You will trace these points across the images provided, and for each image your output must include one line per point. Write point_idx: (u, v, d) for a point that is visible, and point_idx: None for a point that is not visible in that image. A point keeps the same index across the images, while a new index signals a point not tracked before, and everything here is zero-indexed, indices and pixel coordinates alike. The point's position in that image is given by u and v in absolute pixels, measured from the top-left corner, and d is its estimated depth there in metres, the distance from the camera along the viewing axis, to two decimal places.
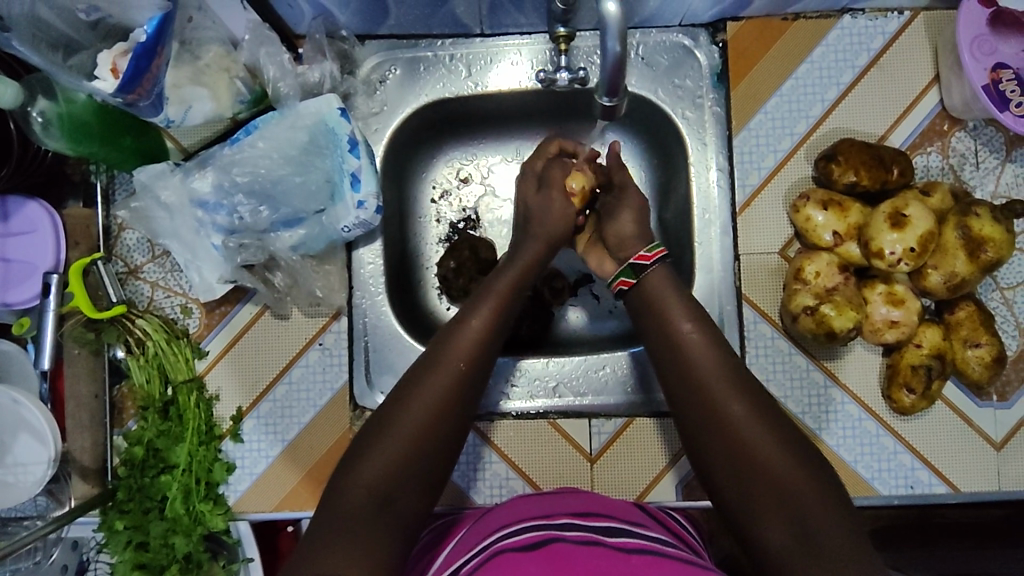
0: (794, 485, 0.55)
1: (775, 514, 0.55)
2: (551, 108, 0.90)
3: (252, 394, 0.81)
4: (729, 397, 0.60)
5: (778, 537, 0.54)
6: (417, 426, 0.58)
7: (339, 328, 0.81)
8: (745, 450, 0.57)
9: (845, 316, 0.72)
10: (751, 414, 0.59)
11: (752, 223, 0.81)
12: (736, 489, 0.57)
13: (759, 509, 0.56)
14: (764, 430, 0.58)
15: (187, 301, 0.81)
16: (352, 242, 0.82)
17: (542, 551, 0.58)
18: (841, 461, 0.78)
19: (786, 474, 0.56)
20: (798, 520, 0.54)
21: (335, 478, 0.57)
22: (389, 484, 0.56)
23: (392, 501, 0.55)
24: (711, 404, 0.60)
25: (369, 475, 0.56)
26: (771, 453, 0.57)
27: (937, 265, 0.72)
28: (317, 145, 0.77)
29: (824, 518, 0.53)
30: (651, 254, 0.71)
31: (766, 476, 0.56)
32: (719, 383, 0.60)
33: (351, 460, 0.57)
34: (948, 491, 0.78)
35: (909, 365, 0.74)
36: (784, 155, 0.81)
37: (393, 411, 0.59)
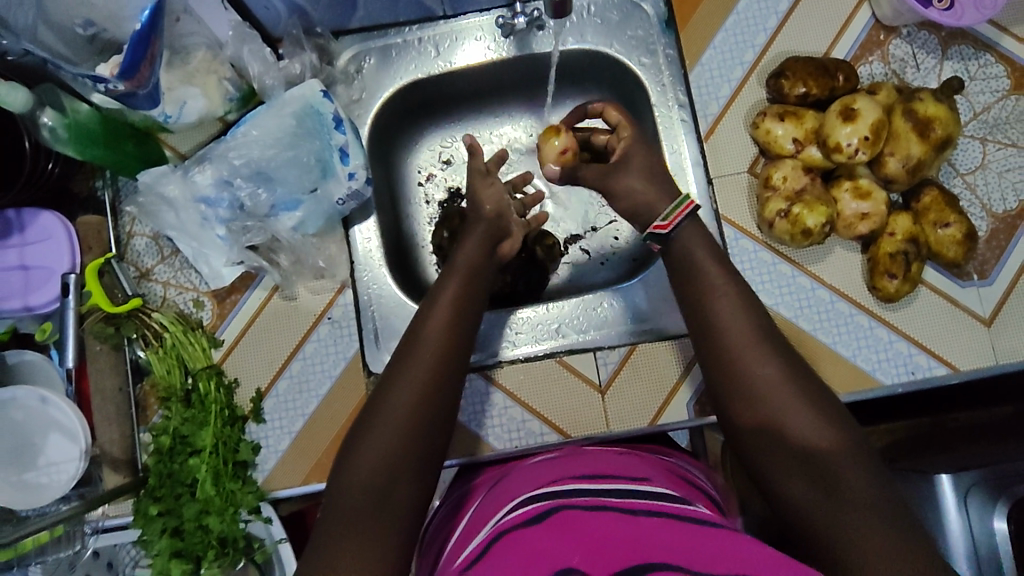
0: (805, 432, 0.53)
1: (786, 466, 0.53)
2: (517, 79, 0.97)
3: (269, 374, 0.84)
4: (733, 329, 0.59)
5: (799, 488, 0.52)
6: (416, 395, 0.58)
7: (345, 301, 0.85)
8: (753, 400, 0.56)
9: (816, 213, 0.77)
10: (761, 367, 0.57)
11: (717, 147, 0.87)
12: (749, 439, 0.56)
13: (772, 462, 0.54)
14: (771, 375, 0.56)
15: (198, 295, 0.85)
16: (348, 218, 0.87)
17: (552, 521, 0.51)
18: (843, 358, 0.81)
19: (794, 419, 0.54)
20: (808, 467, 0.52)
21: (345, 456, 0.56)
22: (393, 462, 0.54)
23: (400, 478, 0.54)
24: (714, 351, 0.60)
25: (374, 454, 0.55)
26: (777, 401, 0.55)
27: (893, 151, 0.77)
28: (305, 127, 0.82)
29: (838, 463, 0.51)
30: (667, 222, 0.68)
31: (772, 426, 0.54)
32: (716, 321, 0.60)
33: (357, 440, 0.56)
34: (947, 372, 0.81)
35: (887, 254, 0.78)
36: (738, 83, 0.87)
37: (393, 387, 0.59)
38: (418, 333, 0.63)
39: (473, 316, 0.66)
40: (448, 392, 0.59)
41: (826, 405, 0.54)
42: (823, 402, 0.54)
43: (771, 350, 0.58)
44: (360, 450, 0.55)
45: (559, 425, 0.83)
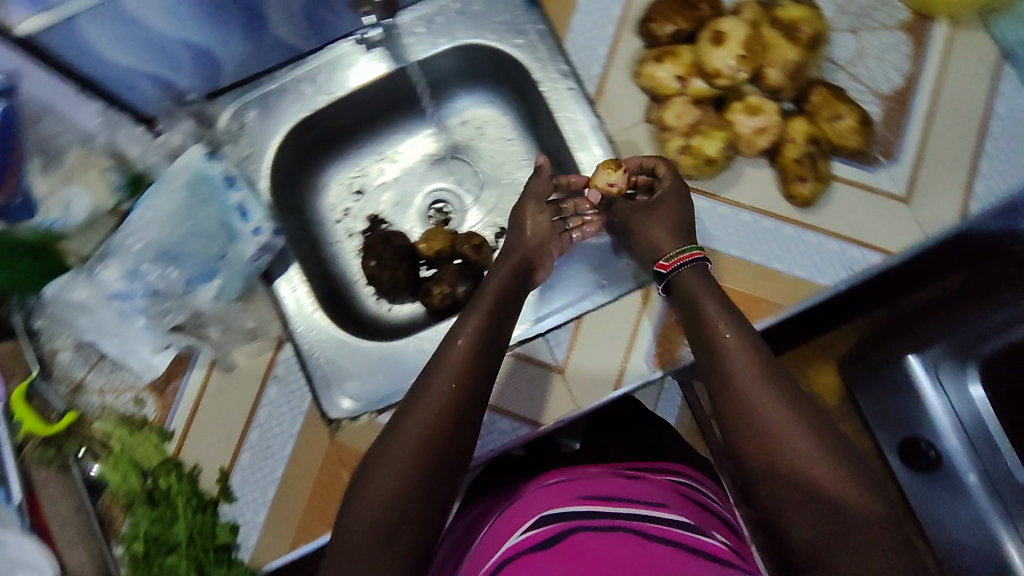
0: (814, 471, 0.52)
1: (792, 505, 0.52)
2: (405, 96, 1.00)
3: (229, 450, 0.81)
4: (745, 358, 0.59)
5: (802, 530, 0.51)
6: (428, 430, 0.56)
7: (286, 356, 0.83)
8: (761, 435, 0.54)
9: (714, 139, 0.78)
10: (771, 399, 0.56)
11: (610, 105, 0.88)
12: (758, 476, 0.54)
13: (781, 504, 0.53)
14: (782, 411, 0.55)
15: (137, 393, 0.82)
16: (270, 273, 0.85)
17: (560, 546, 0.57)
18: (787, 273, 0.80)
19: (802, 455, 0.53)
20: (820, 510, 0.51)
21: (354, 489, 0.57)
22: (397, 505, 0.54)
23: (403, 521, 0.54)
24: (724, 382, 0.58)
25: (378, 492, 0.55)
26: (787, 440, 0.53)
27: (771, 61, 0.77)
28: (200, 196, 0.81)
29: (851, 504, 0.51)
30: (670, 262, 0.70)
31: (781, 465, 0.53)
32: (727, 349, 0.60)
33: (367, 473, 0.56)
34: (882, 258, 0.81)
35: (794, 160, 0.79)
36: (612, 39, 0.89)
37: (405, 421, 0.57)
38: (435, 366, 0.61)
39: (492, 356, 0.63)
40: (450, 443, 0.57)
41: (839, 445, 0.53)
42: (836, 446, 0.53)
43: (778, 386, 0.57)
44: (366, 486, 0.55)
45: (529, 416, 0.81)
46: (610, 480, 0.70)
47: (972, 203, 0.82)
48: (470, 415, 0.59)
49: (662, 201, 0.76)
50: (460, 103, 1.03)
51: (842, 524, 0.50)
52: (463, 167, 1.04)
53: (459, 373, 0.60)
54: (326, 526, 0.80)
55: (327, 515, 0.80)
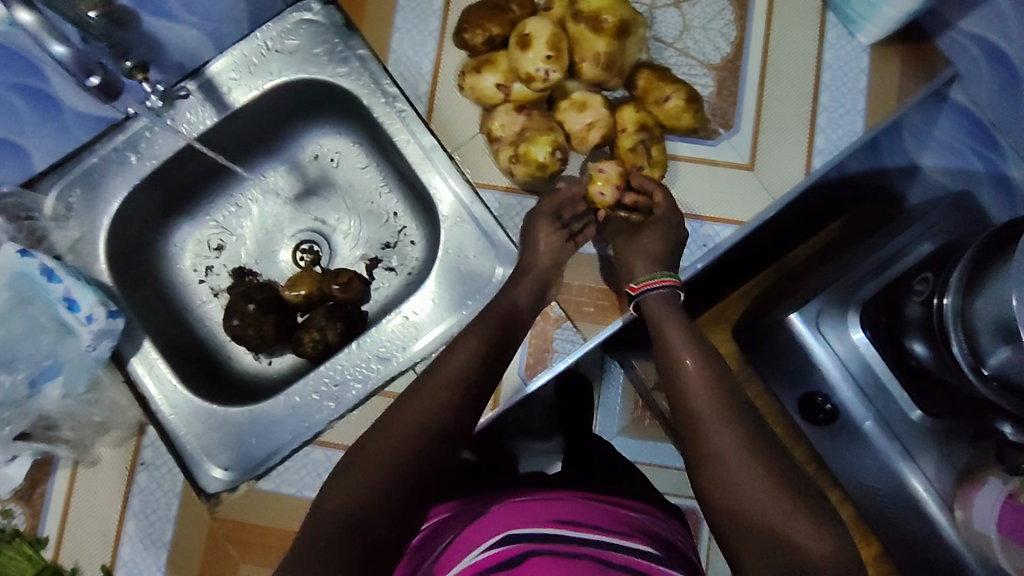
0: (768, 499, 0.57)
1: (744, 531, 0.57)
2: (246, 142, 0.95)
3: (108, 547, 0.78)
4: (708, 389, 0.63)
5: (753, 554, 0.56)
6: (410, 438, 0.60)
7: (150, 440, 0.80)
8: (720, 465, 0.59)
9: (540, 143, 0.76)
10: (726, 431, 0.60)
11: (443, 122, 0.85)
12: (716, 502, 0.59)
13: (733, 530, 0.58)
14: (739, 441, 0.60)
15: (4, 505, 0.79)
16: (121, 354, 0.82)
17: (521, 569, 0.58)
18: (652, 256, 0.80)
19: (766, 495, 0.57)
20: (767, 538, 0.56)
21: (329, 484, 0.59)
22: (371, 499, 0.57)
23: (372, 517, 0.56)
24: (689, 413, 0.63)
25: (355, 486, 0.57)
26: (754, 482, 0.57)
27: (582, 55, 0.76)
28: (24, 294, 0.77)
29: (797, 531, 0.55)
30: (640, 286, 0.74)
31: (737, 491, 0.58)
32: (691, 376, 0.65)
33: (347, 469, 0.59)
34: (737, 230, 0.79)
35: (628, 149, 0.78)
36: (435, 53, 0.86)
37: (389, 428, 0.61)
38: (427, 381, 0.65)
39: (485, 379, 0.67)
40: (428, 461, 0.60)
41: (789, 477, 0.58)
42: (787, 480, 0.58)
43: (737, 420, 0.61)
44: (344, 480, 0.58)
45: None
46: (579, 504, 0.69)
47: (815, 160, 0.80)
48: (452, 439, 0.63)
49: (647, 227, 0.78)
50: (309, 138, 0.99)
51: (788, 554, 0.55)
52: (325, 202, 1.00)
53: (451, 387, 0.64)
54: None
55: None
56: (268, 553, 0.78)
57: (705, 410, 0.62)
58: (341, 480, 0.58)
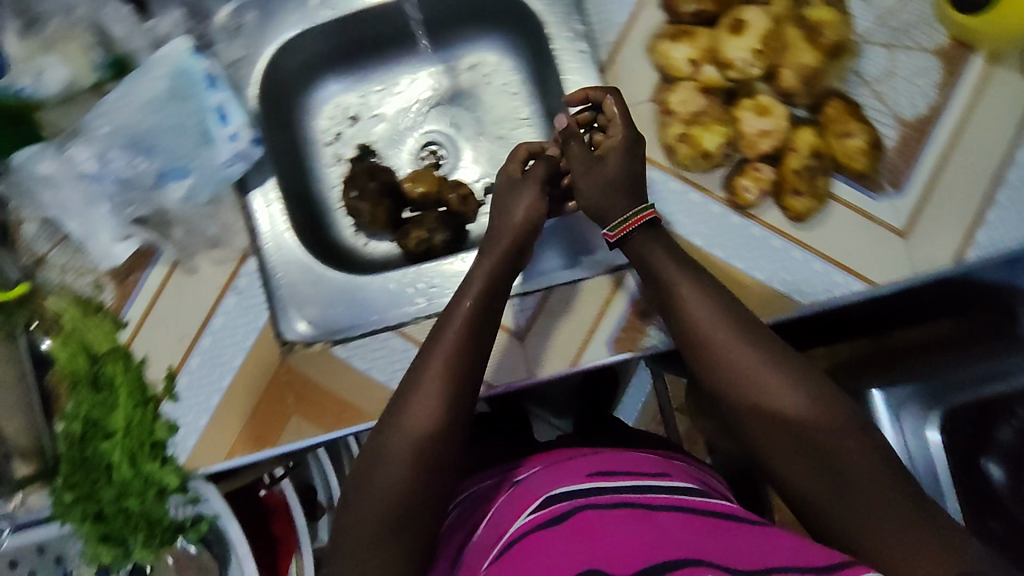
0: (815, 421, 0.58)
1: (795, 449, 0.58)
2: (416, 26, 0.96)
3: (179, 351, 0.82)
4: (738, 344, 0.61)
5: (800, 473, 0.58)
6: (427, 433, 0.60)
7: (249, 270, 0.82)
8: (758, 403, 0.60)
9: (713, 133, 0.75)
10: (757, 365, 0.60)
11: (620, 78, 0.82)
12: (757, 433, 0.60)
13: (780, 456, 0.59)
14: (772, 379, 0.59)
15: (98, 278, 0.82)
16: (246, 183, 0.83)
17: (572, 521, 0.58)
18: (676, 234, 0.79)
19: (814, 419, 0.58)
20: (817, 459, 0.57)
21: (358, 484, 0.60)
22: (405, 495, 0.58)
23: (415, 513, 0.58)
24: (712, 357, 0.62)
25: (388, 485, 0.58)
26: (796, 410, 0.58)
27: (788, 63, 0.73)
28: (179, 89, 0.78)
29: (847, 449, 0.57)
30: (615, 232, 0.70)
31: (783, 417, 0.59)
32: (715, 337, 0.62)
33: (374, 467, 0.59)
34: (864, 287, 0.80)
35: (793, 171, 0.76)
36: (634, 8, 0.82)
37: (403, 419, 0.60)
38: (426, 357, 0.64)
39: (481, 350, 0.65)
40: (449, 446, 0.60)
41: (827, 394, 0.59)
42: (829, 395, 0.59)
43: (761, 348, 0.61)
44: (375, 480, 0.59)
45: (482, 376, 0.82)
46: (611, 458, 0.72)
47: (967, 250, 0.80)
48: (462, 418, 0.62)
49: (610, 154, 0.73)
50: (475, 46, 0.99)
51: (837, 473, 0.57)
52: (463, 112, 1.01)
53: (452, 361, 0.63)
54: (264, 442, 0.82)
55: (263, 433, 0.82)
56: (322, 415, 0.82)
57: (748, 378, 0.60)
58: (370, 490, 0.59)
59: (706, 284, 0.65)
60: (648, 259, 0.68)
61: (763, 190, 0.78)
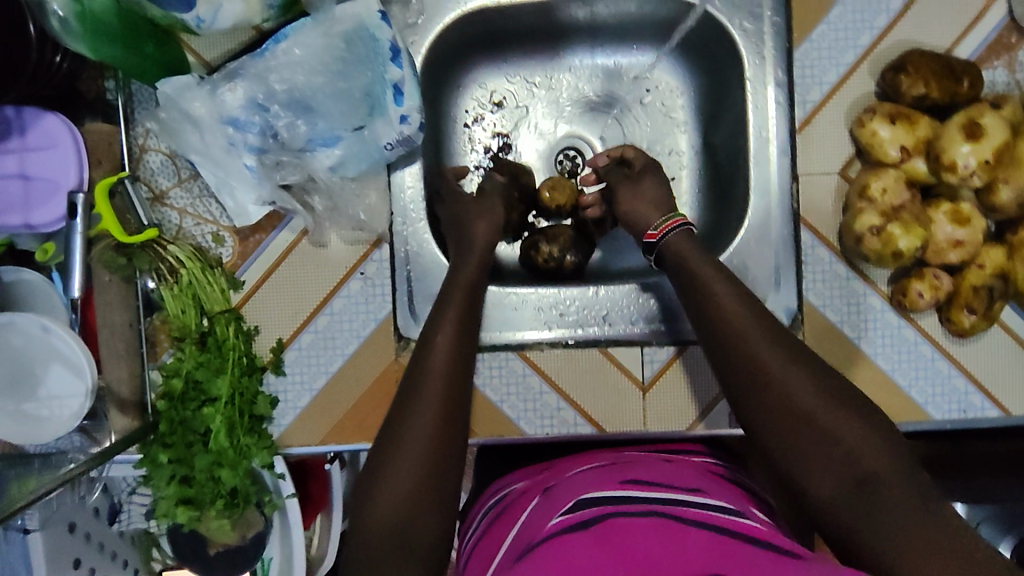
0: (849, 431, 0.54)
1: (827, 466, 0.53)
2: (590, 25, 0.88)
3: (292, 325, 0.78)
4: (765, 349, 0.58)
5: (829, 490, 0.53)
6: (430, 427, 0.57)
7: (381, 256, 0.78)
8: (790, 413, 0.55)
9: (911, 235, 0.70)
10: (791, 374, 0.57)
11: (812, 140, 0.77)
12: (784, 448, 0.56)
13: (807, 470, 0.54)
14: (805, 386, 0.56)
15: (218, 229, 0.77)
16: (392, 163, 0.78)
17: (597, 530, 0.52)
18: (807, 302, 0.78)
19: (851, 435, 0.53)
20: (850, 474, 0.52)
21: (366, 487, 0.56)
22: (416, 493, 0.55)
23: (423, 510, 0.55)
24: (742, 361, 0.59)
25: (395, 485, 0.55)
26: (834, 423, 0.54)
27: (1009, 178, 0.69)
28: (356, 54, 0.71)
29: (887, 468, 0.51)
30: (659, 230, 0.71)
31: (814, 426, 0.54)
32: (748, 342, 0.59)
33: (380, 468, 0.57)
34: (999, 414, 0.79)
35: (971, 287, 0.73)
36: (847, 69, 0.76)
37: (409, 408, 0.58)
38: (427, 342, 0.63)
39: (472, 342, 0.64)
40: (450, 440, 0.58)
41: (862, 409, 0.55)
42: (865, 410, 0.55)
43: (796, 358, 0.58)
44: (382, 482, 0.56)
45: (595, 418, 0.80)
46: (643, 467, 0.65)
47: None
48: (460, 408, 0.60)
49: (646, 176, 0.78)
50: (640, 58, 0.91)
51: (871, 488, 0.51)
52: (612, 125, 0.92)
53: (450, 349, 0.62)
54: (362, 435, 0.79)
55: (362, 426, 0.79)
56: None
57: (772, 379, 0.57)
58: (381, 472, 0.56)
59: (743, 289, 0.64)
60: (685, 258, 0.68)
61: (936, 299, 0.74)
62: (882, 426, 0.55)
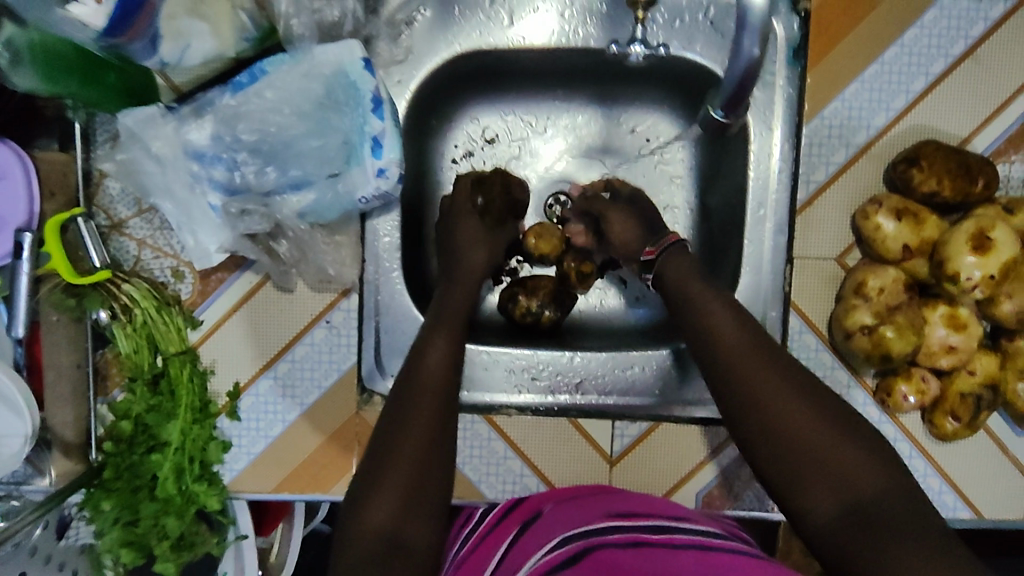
0: (841, 452, 0.57)
1: (823, 485, 0.56)
2: (594, 72, 0.82)
3: (252, 369, 0.74)
4: (762, 374, 0.61)
5: (826, 511, 0.56)
6: (417, 448, 0.60)
7: (349, 306, 0.74)
8: (786, 437, 0.58)
9: (905, 340, 0.67)
10: (788, 398, 0.59)
11: (812, 224, 0.73)
12: (780, 469, 0.58)
13: (802, 490, 0.57)
14: (800, 411, 0.59)
15: (178, 264, 0.73)
16: (368, 211, 0.74)
17: (589, 561, 0.54)
18: None
19: (846, 456, 0.57)
20: (843, 493, 0.56)
21: (354, 504, 0.59)
22: (405, 509, 0.58)
23: (409, 524, 0.58)
24: (739, 387, 0.61)
25: (383, 502, 0.58)
26: (830, 447, 0.57)
27: (1013, 292, 0.65)
28: (335, 100, 0.67)
29: (877, 487, 0.55)
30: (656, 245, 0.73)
31: (809, 449, 0.57)
32: (744, 369, 0.61)
33: (371, 484, 0.59)
34: (970, 516, 0.77)
35: (958, 393, 0.70)
36: (856, 150, 0.72)
37: (401, 426, 0.61)
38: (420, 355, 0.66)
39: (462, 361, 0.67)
40: (437, 460, 0.61)
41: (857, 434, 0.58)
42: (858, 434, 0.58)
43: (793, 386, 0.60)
44: (372, 499, 0.58)
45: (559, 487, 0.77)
46: (627, 497, 0.67)
47: None
48: (449, 429, 0.63)
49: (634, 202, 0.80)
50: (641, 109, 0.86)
51: (863, 508, 0.55)
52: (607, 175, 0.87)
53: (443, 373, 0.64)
54: (317, 486, 0.76)
55: (319, 476, 0.76)
56: None
57: (770, 407, 0.59)
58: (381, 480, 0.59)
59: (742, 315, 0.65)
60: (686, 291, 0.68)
61: (921, 402, 0.72)
62: (876, 447, 0.58)
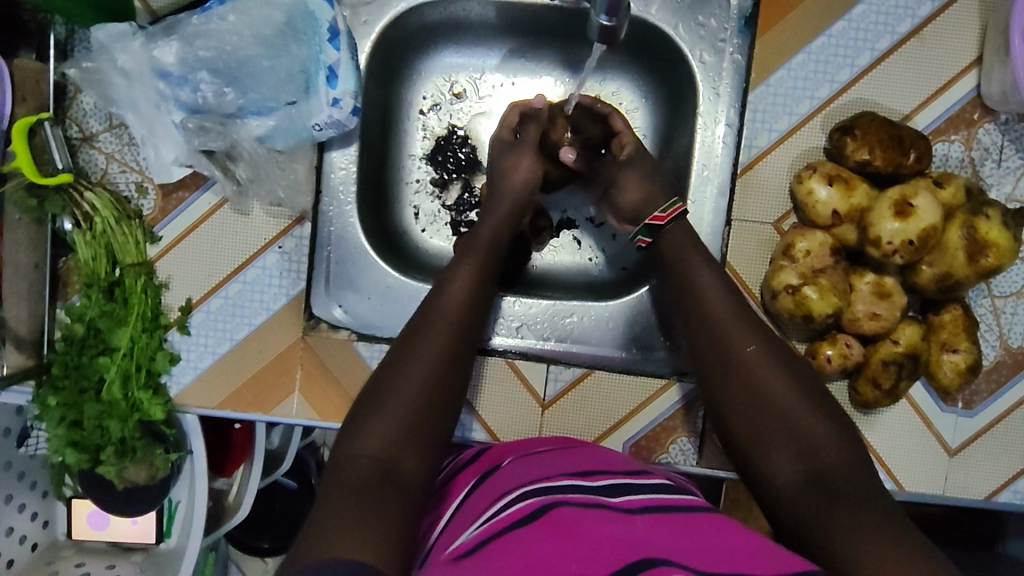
0: (814, 431, 0.56)
1: (791, 456, 0.55)
2: (559, 31, 0.85)
3: (204, 287, 0.77)
4: (745, 340, 0.61)
5: (786, 481, 0.55)
6: (423, 382, 0.59)
7: (300, 234, 0.77)
8: (763, 406, 0.58)
9: (826, 301, 0.69)
10: (775, 374, 0.59)
11: (750, 188, 0.75)
12: (749, 437, 0.58)
13: (766, 458, 0.57)
14: (782, 383, 0.59)
15: (142, 180, 0.76)
16: (326, 143, 0.79)
17: (543, 519, 0.51)
18: None
19: (818, 431, 0.56)
20: (808, 463, 0.54)
21: (346, 435, 0.57)
22: (401, 441, 0.56)
23: (405, 457, 0.55)
24: (730, 352, 0.62)
25: (380, 430, 0.56)
26: (813, 425, 0.56)
27: (933, 261, 0.68)
28: (295, 28, 0.71)
29: (837, 461, 0.54)
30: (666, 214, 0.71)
31: (784, 418, 0.57)
32: (731, 333, 0.62)
33: (367, 415, 0.57)
34: (893, 488, 0.78)
35: (881, 361, 0.72)
36: (799, 120, 0.74)
37: (407, 361, 0.60)
38: (434, 302, 0.65)
39: (481, 306, 0.67)
40: (444, 397, 0.60)
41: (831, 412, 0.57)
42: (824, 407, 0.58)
43: (774, 360, 0.60)
44: (368, 427, 0.56)
45: (492, 425, 0.80)
46: (591, 456, 0.65)
47: (1003, 491, 0.78)
48: (457, 371, 0.62)
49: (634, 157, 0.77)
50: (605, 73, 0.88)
51: (825, 486, 0.53)
52: None
53: (456, 314, 0.64)
54: (260, 406, 0.79)
55: (263, 397, 0.78)
56: (322, 403, 0.79)
57: (755, 374, 0.60)
58: (370, 418, 0.57)
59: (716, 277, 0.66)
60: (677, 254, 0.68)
61: (844, 367, 0.73)
62: (833, 414, 0.58)
